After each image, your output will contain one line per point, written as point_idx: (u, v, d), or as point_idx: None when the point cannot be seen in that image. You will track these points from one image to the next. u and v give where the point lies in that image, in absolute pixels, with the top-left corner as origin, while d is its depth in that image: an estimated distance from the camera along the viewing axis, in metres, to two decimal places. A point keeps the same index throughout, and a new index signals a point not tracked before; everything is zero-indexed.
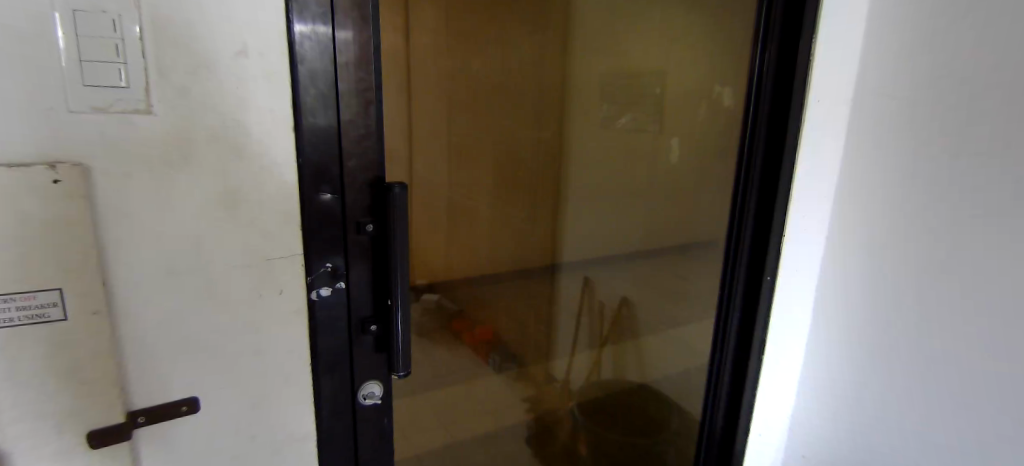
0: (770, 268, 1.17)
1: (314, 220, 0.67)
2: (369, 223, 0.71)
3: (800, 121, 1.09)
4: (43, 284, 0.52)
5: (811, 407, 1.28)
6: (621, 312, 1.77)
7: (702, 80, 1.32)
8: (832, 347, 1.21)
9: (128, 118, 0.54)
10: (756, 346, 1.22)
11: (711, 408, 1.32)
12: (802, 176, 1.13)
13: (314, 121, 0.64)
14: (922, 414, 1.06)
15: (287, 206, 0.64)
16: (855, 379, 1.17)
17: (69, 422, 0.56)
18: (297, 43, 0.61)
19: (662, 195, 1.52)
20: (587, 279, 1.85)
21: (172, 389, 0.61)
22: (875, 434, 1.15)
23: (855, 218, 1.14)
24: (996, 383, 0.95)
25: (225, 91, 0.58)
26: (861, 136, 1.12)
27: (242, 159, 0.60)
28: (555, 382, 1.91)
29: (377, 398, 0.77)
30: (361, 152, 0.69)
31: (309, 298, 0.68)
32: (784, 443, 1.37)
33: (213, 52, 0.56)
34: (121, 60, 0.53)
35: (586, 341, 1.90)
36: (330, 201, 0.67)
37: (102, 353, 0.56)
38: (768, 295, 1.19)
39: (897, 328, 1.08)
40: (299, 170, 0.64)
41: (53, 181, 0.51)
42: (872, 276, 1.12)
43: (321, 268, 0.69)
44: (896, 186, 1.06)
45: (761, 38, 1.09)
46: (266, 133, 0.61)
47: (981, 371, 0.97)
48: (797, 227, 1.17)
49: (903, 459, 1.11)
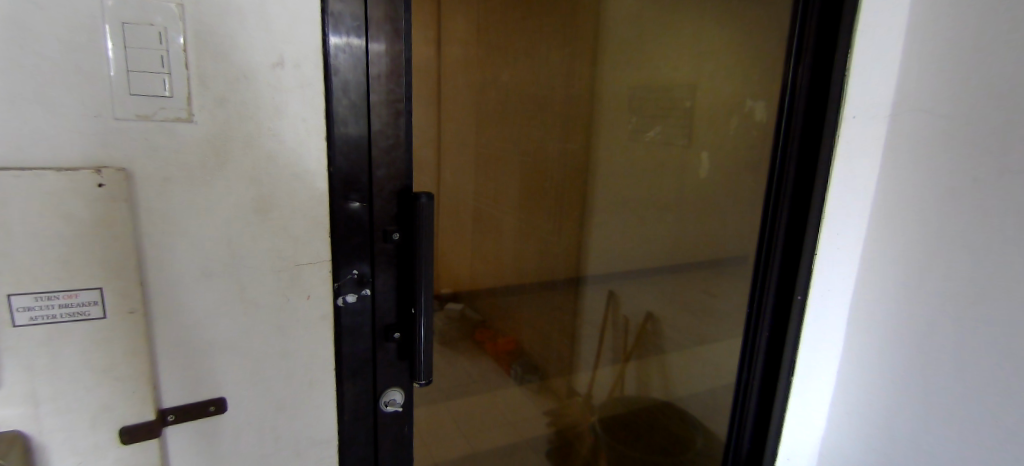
0: (801, 287, 1.14)
1: (342, 228, 0.68)
2: (395, 231, 0.72)
3: (835, 138, 1.08)
4: (84, 283, 0.54)
5: (843, 428, 1.23)
6: (645, 328, 1.76)
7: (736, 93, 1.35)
8: (867, 372, 1.17)
9: (170, 125, 0.56)
10: (786, 367, 1.19)
11: (737, 429, 1.29)
12: (837, 193, 1.11)
13: (346, 130, 0.66)
14: (953, 432, 1.01)
15: (316, 213, 0.65)
16: (888, 398, 1.12)
17: (103, 418, 0.58)
18: (331, 55, 0.63)
19: (694, 209, 1.51)
20: (612, 293, 1.82)
21: (201, 389, 0.63)
22: (902, 452, 1.10)
23: (893, 238, 1.10)
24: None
25: (262, 100, 0.59)
26: (899, 153, 1.08)
27: (276, 166, 0.62)
28: (577, 396, 1.92)
29: (398, 405, 0.78)
30: (390, 161, 0.70)
31: (335, 304, 0.69)
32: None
33: (252, 64, 0.58)
34: (166, 70, 0.55)
35: (611, 356, 1.89)
36: (358, 209, 0.69)
37: (135, 352, 0.58)
38: (800, 314, 1.16)
39: (937, 355, 1.03)
40: (329, 178, 0.66)
41: (97, 185, 0.53)
42: (908, 299, 1.07)
43: (348, 275, 0.70)
44: (936, 202, 1.02)
45: (794, 53, 1.09)
46: (300, 142, 0.63)
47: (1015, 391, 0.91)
48: (831, 247, 1.14)
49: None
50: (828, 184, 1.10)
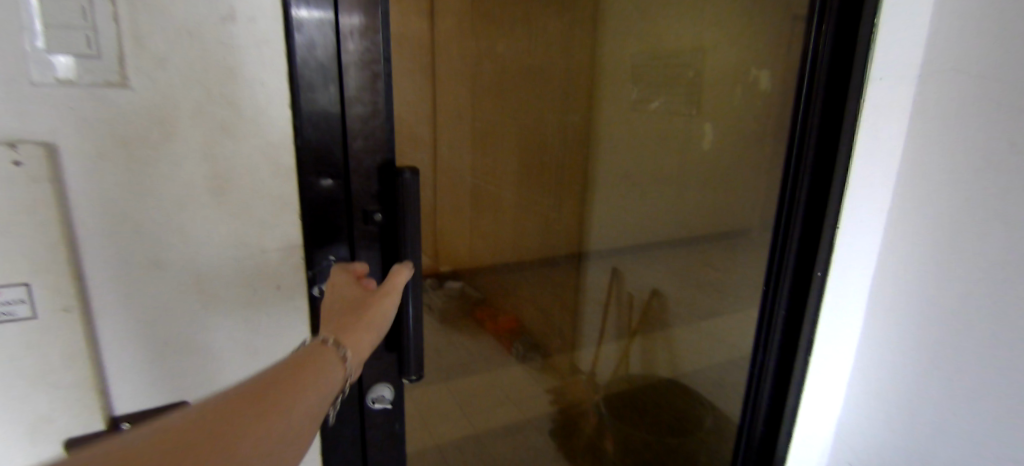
0: (821, 263, 1.07)
1: (315, 208, 0.60)
2: (376, 211, 0.64)
3: (860, 100, 0.98)
4: (7, 278, 0.47)
5: (862, 405, 1.17)
6: (651, 304, 1.70)
7: (735, 61, 1.26)
8: (887, 351, 1.10)
9: (100, 91, 0.48)
10: (804, 347, 1.12)
11: (751, 410, 1.23)
12: (861, 160, 1.02)
13: (314, 97, 0.57)
14: (979, 410, 0.94)
15: (284, 193, 0.57)
16: (909, 374, 1.06)
17: (43, 430, 0.51)
18: (292, 8, 0.54)
19: (700, 181, 1.42)
20: (616, 269, 1.81)
21: (158, 390, 0.57)
22: (925, 430, 1.04)
23: (921, 208, 1.01)
24: None
25: (210, 62, 0.51)
26: (925, 118, 1.00)
27: (232, 139, 0.53)
28: (581, 375, 1.88)
29: (387, 402, 0.71)
30: (369, 131, 0.62)
31: (310, 294, 0.61)
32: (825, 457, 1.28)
33: (196, 18, 0.50)
34: (89, 24, 0.46)
35: (615, 330, 1.86)
36: (332, 187, 0.61)
37: (76, 356, 0.50)
38: (819, 291, 1.09)
39: (961, 336, 0.96)
40: (297, 152, 0.57)
41: (13, 162, 0.45)
42: (932, 270, 1.00)
43: (325, 261, 0.62)
44: (964, 167, 0.93)
45: (817, 7, 0.98)
46: (260, 111, 0.54)
47: None
48: (852, 219, 1.06)
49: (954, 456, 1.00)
50: (852, 150, 1.01)
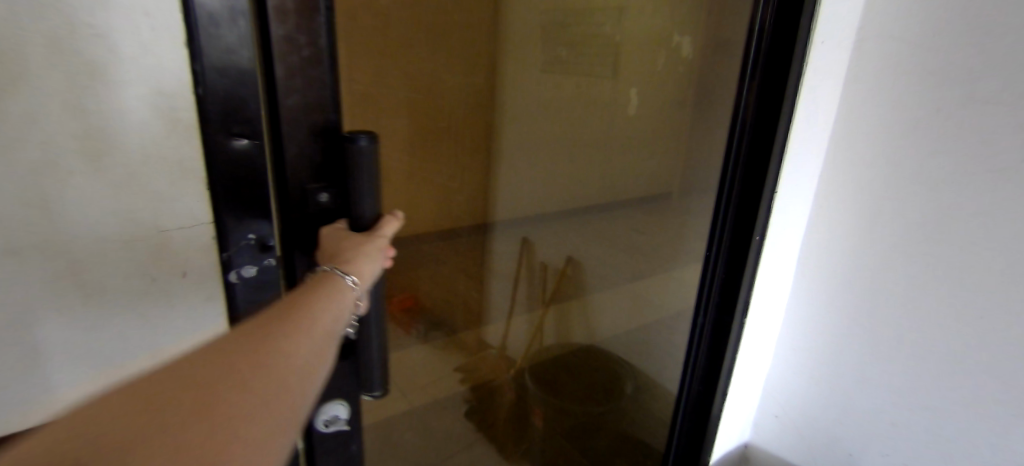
0: (761, 226, 1.00)
1: (226, 176, 0.50)
2: (323, 191, 0.58)
3: (808, 42, 0.89)
4: None
5: (787, 374, 1.18)
6: (565, 273, 1.72)
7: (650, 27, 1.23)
8: (814, 321, 1.09)
9: None
10: (740, 311, 1.07)
11: (688, 375, 1.19)
12: (805, 110, 0.94)
13: (219, 36, 0.46)
14: (911, 380, 0.96)
15: (185, 157, 0.47)
16: (840, 344, 1.05)
17: None
18: None
19: (616, 145, 1.42)
20: (526, 240, 1.77)
21: (32, 414, 0.45)
22: (855, 397, 1.06)
23: (850, 175, 0.98)
24: (992, 347, 0.85)
25: None
26: (860, 78, 0.94)
27: (108, 87, 0.42)
28: (491, 349, 1.86)
29: (343, 420, 0.68)
30: (290, 80, 0.52)
31: (226, 280, 0.53)
32: (752, 423, 1.29)
33: None
34: None
35: (527, 301, 1.85)
36: (246, 147, 0.51)
37: None
38: (758, 253, 1.02)
39: (893, 308, 0.96)
40: (199, 105, 0.46)
41: None
42: (863, 240, 0.98)
43: (242, 240, 0.53)
44: (898, 135, 0.90)
45: None
46: (146, 50, 0.43)
47: (984, 339, 0.85)
48: (793, 175, 0.99)
49: (883, 422, 1.02)
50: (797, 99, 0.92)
